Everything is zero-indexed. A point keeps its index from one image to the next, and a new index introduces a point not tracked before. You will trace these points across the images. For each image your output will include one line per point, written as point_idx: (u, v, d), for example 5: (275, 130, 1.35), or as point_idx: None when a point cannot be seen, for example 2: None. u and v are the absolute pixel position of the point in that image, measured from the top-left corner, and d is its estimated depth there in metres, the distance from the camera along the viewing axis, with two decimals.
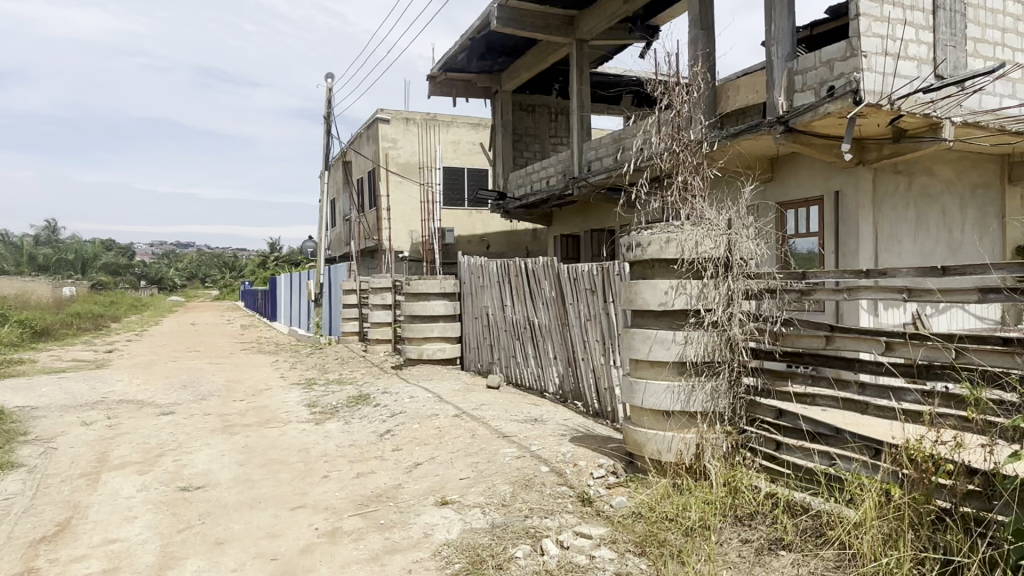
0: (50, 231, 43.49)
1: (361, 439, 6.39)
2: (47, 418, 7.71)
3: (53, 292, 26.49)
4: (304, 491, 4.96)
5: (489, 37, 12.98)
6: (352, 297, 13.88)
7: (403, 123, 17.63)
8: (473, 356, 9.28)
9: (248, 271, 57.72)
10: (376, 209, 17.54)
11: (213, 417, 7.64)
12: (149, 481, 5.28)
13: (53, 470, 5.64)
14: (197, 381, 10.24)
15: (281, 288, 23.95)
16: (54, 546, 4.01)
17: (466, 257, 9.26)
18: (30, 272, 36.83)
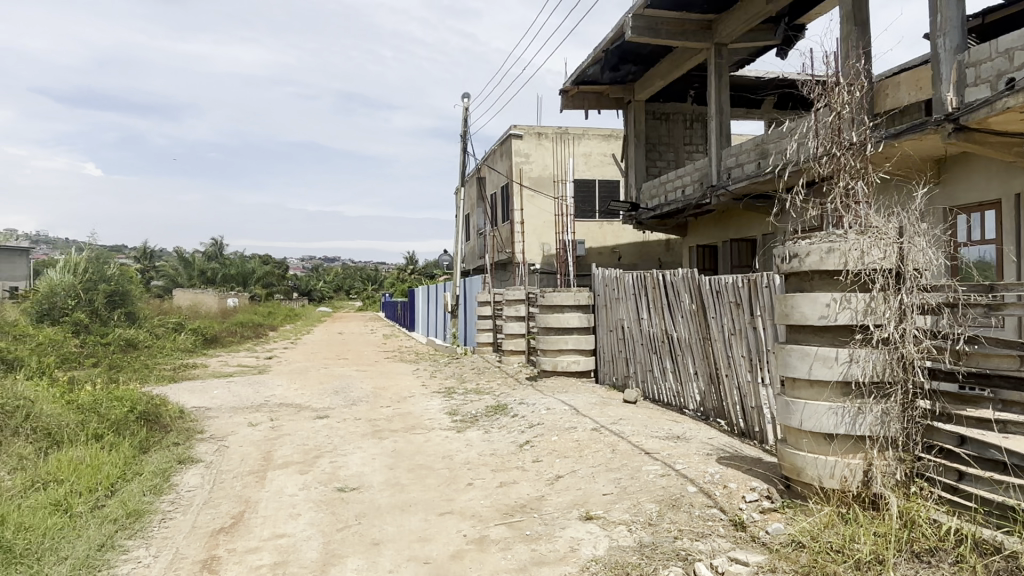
0: (217, 247, 48.03)
1: (502, 449, 6.48)
2: (220, 418, 8.47)
3: (220, 303, 29.14)
4: (451, 497, 5.10)
5: (623, 48, 12.88)
6: (488, 309, 14.18)
7: (536, 138, 17.85)
8: (608, 369, 9.16)
9: (388, 283, 60.74)
10: (510, 223, 17.86)
11: (362, 422, 8.06)
12: (310, 481, 5.64)
13: (227, 466, 6.17)
14: (346, 387, 10.87)
15: (419, 299, 24.92)
16: (231, 537, 4.37)
17: (601, 269, 9.16)
18: (201, 284, 40.74)
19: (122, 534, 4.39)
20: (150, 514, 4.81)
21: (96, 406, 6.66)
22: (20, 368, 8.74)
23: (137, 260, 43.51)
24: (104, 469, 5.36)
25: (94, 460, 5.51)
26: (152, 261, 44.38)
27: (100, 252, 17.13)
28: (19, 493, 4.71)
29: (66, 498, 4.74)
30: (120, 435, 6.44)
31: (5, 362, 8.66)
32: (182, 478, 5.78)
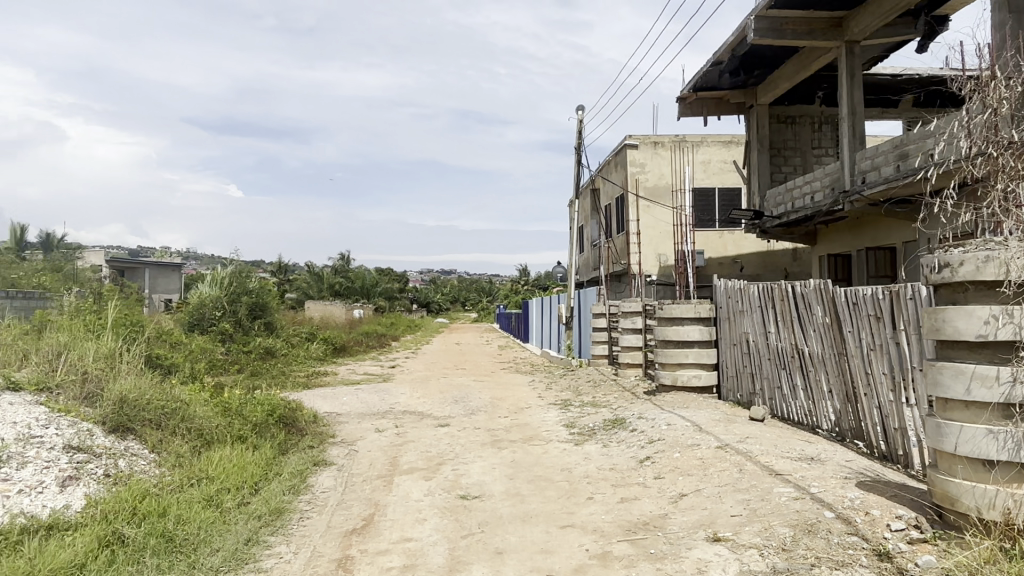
0: (343, 262, 50.67)
1: (622, 463, 6.39)
2: (349, 423, 8.91)
3: (347, 315, 30.69)
4: (572, 510, 5.08)
5: (744, 52, 12.43)
6: (603, 321, 14.06)
7: (652, 147, 17.53)
8: (732, 385, 8.82)
9: (503, 295, 61.58)
10: (626, 233, 17.66)
11: (481, 432, 8.20)
12: (434, 487, 5.81)
13: (357, 470, 6.47)
14: (465, 397, 11.12)
15: (534, 311, 25.07)
16: (363, 538, 4.58)
17: (724, 280, 8.85)
18: (329, 296, 43.07)
19: (265, 530, 4.71)
20: (289, 512, 5.13)
21: (241, 408, 7.19)
22: (177, 372, 9.60)
23: (273, 273, 46.72)
24: (249, 468, 5.77)
25: (241, 459, 5.95)
26: (286, 275, 47.51)
27: (243, 267, 18.53)
28: (178, 488, 5.15)
29: (217, 494, 5.14)
30: (262, 437, 6.92)
31: (164, 366, 9.53)
32: (317, 480, 6.13)
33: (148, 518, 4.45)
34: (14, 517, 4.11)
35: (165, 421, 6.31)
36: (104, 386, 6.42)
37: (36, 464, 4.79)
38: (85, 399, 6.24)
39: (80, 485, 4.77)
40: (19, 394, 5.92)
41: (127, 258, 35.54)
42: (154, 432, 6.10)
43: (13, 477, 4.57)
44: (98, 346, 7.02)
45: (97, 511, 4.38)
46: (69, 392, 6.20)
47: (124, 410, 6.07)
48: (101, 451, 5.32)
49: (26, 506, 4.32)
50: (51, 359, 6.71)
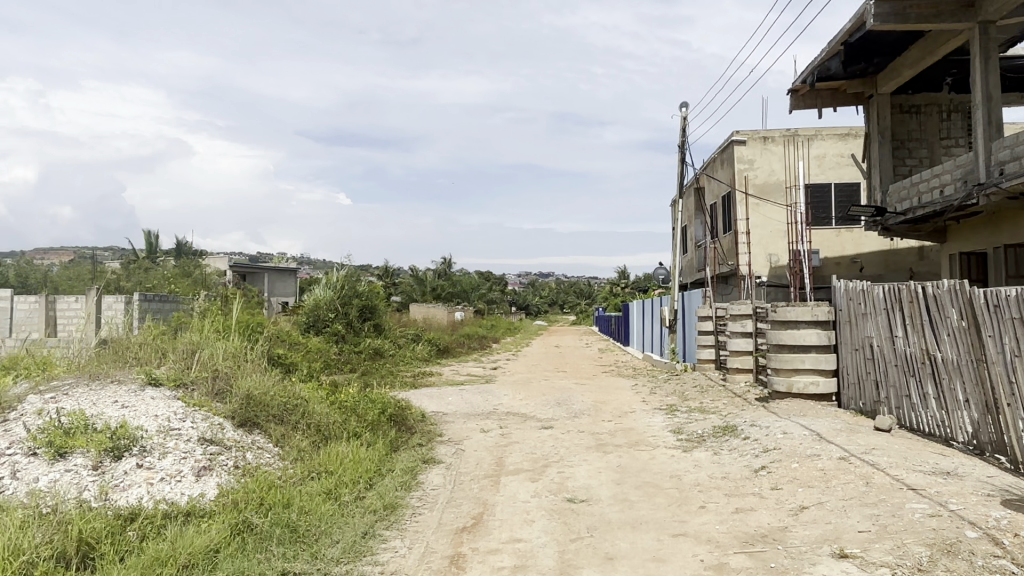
0: (445, 265, 51.86)
1: (735, 472, 6.15)
2: (455, 423, 9.09)
3: (449, 317, 31.35)
4: (683, 519, 4.93)
5: (863, 38, 11.69)
6: (709, 324, 13.62)
7: (761, 143, 16.83)
8: (853, 393, 8.30)
9: (602, 297, 60.95)
10: (733, 233, 17.05)
11: (586, 435, 8.13)
12: (540, 489, 5.81)
13: (464, 469, 6.57)
14: (569, 399, 11.09)
15: (635, 314, 24.66)
16: (473, 537, 4.63)
17: (844, 281, 8.36)
18: (432, 299, 44.15)
19: (380, 524, 4.86)
20: (402, 508, 5.27)
21: (355, 406, 7.47)
22: (296, 370, 10.14)
23: (380, 276, 48.45)
24: (364, 464, 5.99)
25: (356, 455, 6.19)
26: (392, 279, 49.15)
27: (353, 271, 19.33)
28: (299, 480, 5.42)
29: (336, 488, 5.36)
30: (375, 434, 7.17)
31: (283, 365, 10.05)
32: (427, 477, 6.28)
33: (274, 508, 4.70)
34: (158, 503, 4.45)
35: (287, 417, 6.66)
36: (232, 383, 6.86)
37: (175, 454, 5.16)
38: (217, 394, 6.69)
39: (213, 475, 5.10)
40: (159, 389, 6.42)
41: (249, 263, 37.96)
42: (277, 426, 6.46)
43: (155, 466, 4.96)
44: (226, 345, 7.50)
45: (229, 500, 4.67)
46: (202, 388, 6.67)
47: (251, 406, 6.46)
48: (231, 443, 5.68)
49: (168, 493, 4.67)
50: (186, 357, 7.24)
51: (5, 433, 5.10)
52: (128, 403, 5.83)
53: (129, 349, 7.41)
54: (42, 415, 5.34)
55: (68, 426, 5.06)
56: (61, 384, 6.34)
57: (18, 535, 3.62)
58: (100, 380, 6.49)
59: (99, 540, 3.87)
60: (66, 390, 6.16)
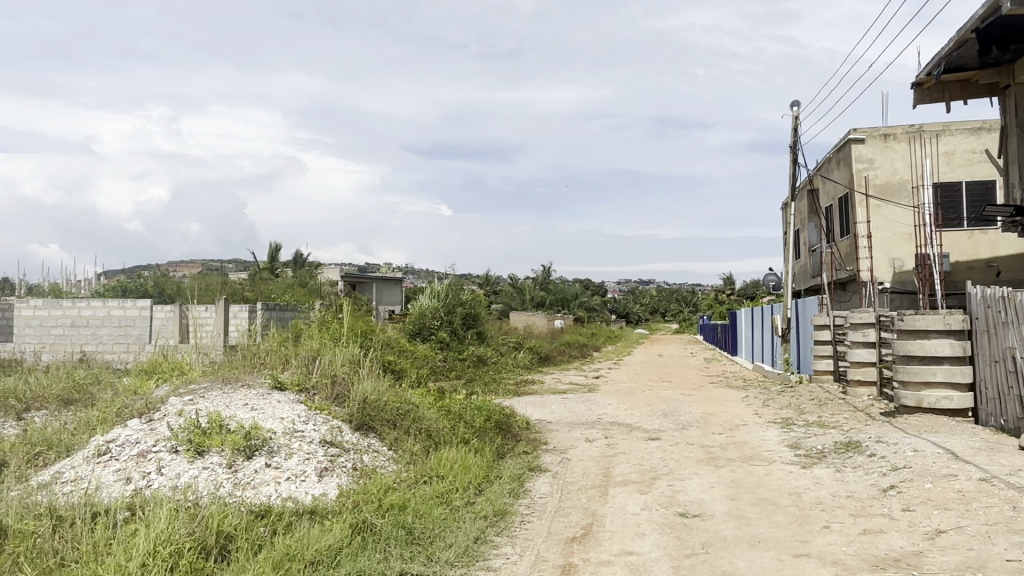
0: (545, 273, 52.10)
1: (860, 491, 5.78)
2: (560, 432, 9.07)
3: (549, 325, 31.40)
4: (805, 539, 4.69)
5: (997, 24, 10.78)
6: (826, 333, 12.91)
7: (882, 140, 15.80)
8: (993, 408, 7.64)
9: (705, 305, 59.21)
10: (851, 237, 16.13)
11: (696, 448, 7.90)
12: (651, 501, 5.70)
13: (571, 478, 6.55)
14: (676, 410, 10.81)
15: (743, 322, 23.76)
16: (584, 548, 4.60)
17: (982, 287, 7.71)
18: (531, 307, 44.40)
19: (491, 530, 4.93)
20: (512, 514, 5.32)
21: (463, 412, 7.63)
22: (405, 376, 10.46)
23: (481, 285, 49.24)
24: (473, 469, 6.10)
25: (466, 460, 6.29)
26: (493, 287, 49.89)
27: (457, 280, 19.74)
28: (413, 483, 5.58)
29: (447, 492, 5.48)
30: (482, 440, 7.28)
31: (394, 371, 10.39)
32: (535, 485, 6.31)
33: (391, 509, 4.87)
34: (286, 501, 4.71)
35: (400, 421, 6.89)
36: (350, 388, 7.17)
37: (300, 455, 5.45)
38: (336, 399, 7.02)
39: (334, 476, 5.33)
40: (285, 393, 6.80)
41: (358, 273, 39.61)
42: (391, 431, 6.71)
43: (282, 465, 5.25)
44: (343, 352, 7.86)
45: (349, 500, 4.87)
46: (323, 393, 7.01)
47: (368, 409, 6.74)
48: (349, 446, 5.94)
49: (294, 492, 4.94)
50: (307, 363, 7.63)
51: (152, 431, 5.56)
52: (257, 406, 6.21)
53: (256, 355, 7.90)
54: (183, 415, 5.79)
55: (205, 426, 5.45)
56: (198, 388, 6.85)
57: (167, 525, 3.93)
58: (232, 384, 6.95)
59: (235, 534, 4.15)
60: (202, 392, 6.64)
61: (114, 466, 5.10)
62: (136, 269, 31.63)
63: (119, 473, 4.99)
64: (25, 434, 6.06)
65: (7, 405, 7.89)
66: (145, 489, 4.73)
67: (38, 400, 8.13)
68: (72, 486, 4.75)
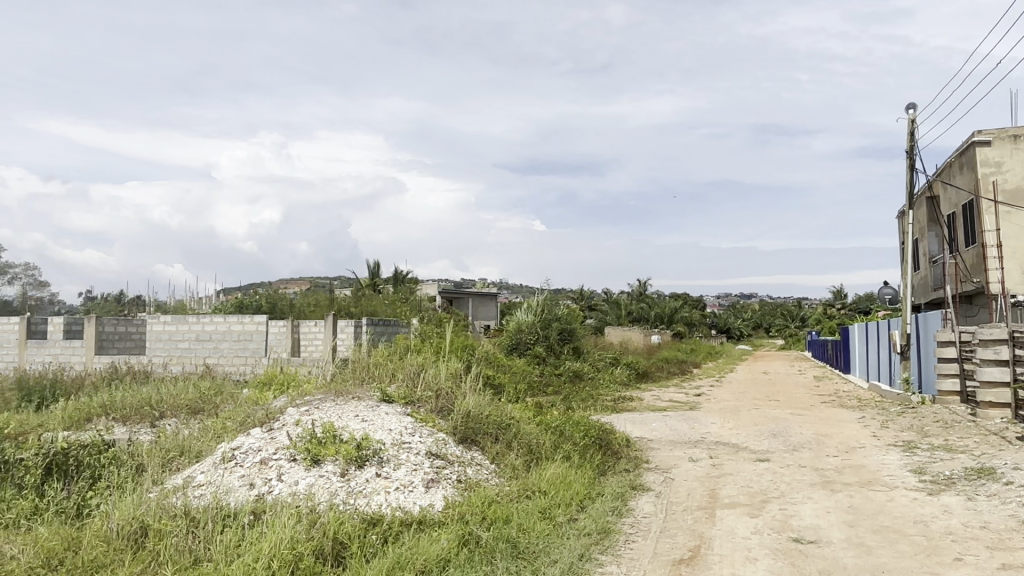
0: (641, 288, 51.40)
1: (997, 523, 5.33)
2: (662, 450, 8.88)
3: (646, 340, 30.87)
4: (935, 571, 4.37)
5: None
6: (952, 350, 12.00)
7: (1011, 142, 14.58)
8: None
9: (812, 320, 56.49)
10: (978, 246, 14.97)
11: (809, 471, 7.52)
12: (762, 526, 5.48)
13: (676, 498, 6.40)
14: (785, 431, 10.35)
15: (856, 338, 22.48)
16: (692, 570, 4.49)
17: None
18: (628, 321, 43.87)
19: (595, 548, 4.89)
20: (616, 533, 5.26)
21: (564, 428, 7.62)
22: (505, 392, 10.58)
23: (576, 299, 49.14)
24: (575, 486, 6.08)
25: (568, 477, 6.28)
26: (589, 301, 49.69)
27: (553, 295, 19.80)
28: (516, 498, 5.63)
29: (550, 508, 5.49)
30: (583, 456, 7.24)
31: (493, 386, 10.52)
32: (638, 504, 6.21)
33: (495, 523, 4.93)
34: (395, 511, 4.87)
35: (502, 436, 6.99)
36: (453, 402, 7.32)
37: (408, 466, 5.63)
38: (440, 411, 7.19)
39: (441, 487, 5.47)
40: (392, 405, 7.03)
41: (455, 289, 40.51)
42: (494, 445, 6.81)
43: (391, 475, 5.44)
44: (446, 366, 8.06)
45: (455, 512, 4.97)
46: (428, 405, 7.21)
47: (471, 423, 6.87)
48: (454, 458, 6.07)
49: (403, 502, 5.10)
50: (412, 376, 7.87)
51: (273, 440, 5.90)
52: (367, 417, 6.47)
53: (364, 369, 8.22)
54: (301, 425, 6.11)
55: (321, 437, 5.73)
56: (313, 399, 7.20)
57: (288, 530, 4.17)
58: (344, 396, 7.27)
59: (350, 541, 4.33)
60: (317, 403, 6.98)
61: (239, 472, 5.45)
62: (252, 286, 33.69)
63: (244, 479, 5.32)
64: (161, 440, 6.57)
65: (143, 412, 8.57)
66: (268, 495, 5.02)
67: (170, 408, 8.79)
68: (204, 489, 5.12)
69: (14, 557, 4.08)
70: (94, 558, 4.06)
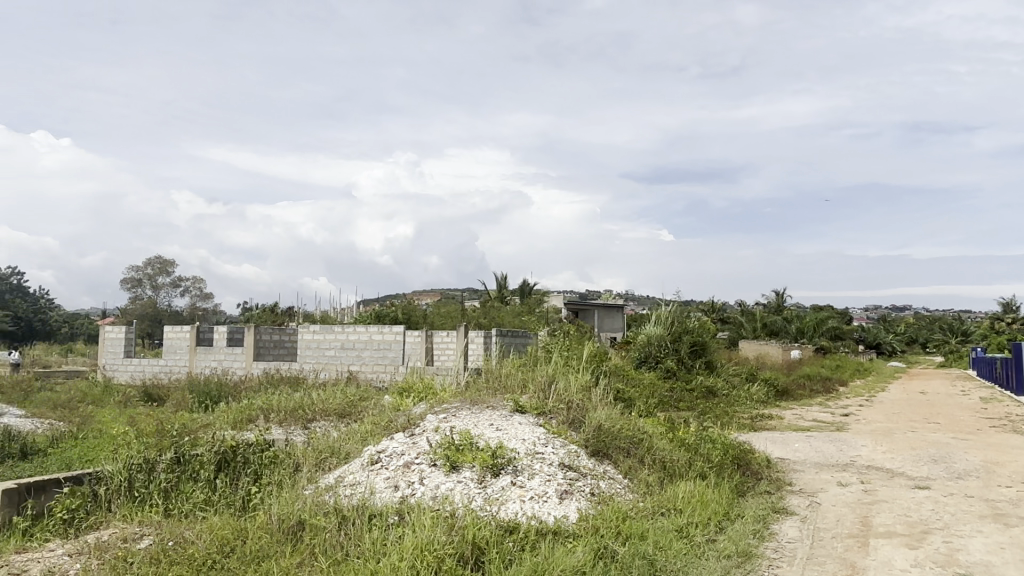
0: (779, 300, 48.99)
1: None
2: (807, 473, 8.39)
3: (785, 355, 29.27)
4: None
5: None
6: None
7: None
8: None
9: (976, 335, 51.21)
10: None
11: (977, 501, 6.82)
12: (923, 558, 5.05)
13: (823, 524, 6.03)
14: (948, 456, 9.46)
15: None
16: None
17: None
18: (764, 335, 41.89)
19: (737, 571, 4.71)
20: (758, 557, 5.03)
21: (699, 444, 7.41)
22: (636, 405, 10.44)
23: (708, 311, 47.59)
24: (712, 505, 5.89)
25: (704, 495, 6.09)
26: (721, 313, 48.00)
27: (683, 307, 19.27)
28: (651, 514, 5.53)
29: (687, 527, 5.36)
30: (721, 476, 7.00)
31: (623, 399, 10.42)
32: (781, 528, 5.90)
33: (631, 539, 4.87)
34: (531, 520, 4.96)
35: (635, 451, 6.91)
36: (585, 414, 7.31)
37: (541, 475, 5.70)
38: (571, 424, 7.20)
39: (574, 499, 5.48)
40: (525, 416, 7.14)
41: (582, 300, 40.45)
42: (627, 459, 6.74)
43: (526, 485, 5.53)
44: (578, 379, 8.07)
45: (590, 525, 4.98)
46: (559, 417, 7.24)
47: (604, 437, 6.84)
48: (587, 471, 6.07)
49: (538, 512, 5.18)
50: (544, 387, 7.95)
51: (414, 445, 6.18)
52: (502, 427, 6.62)
53: (497, 379, 8.40)
54: (439, 431, 6.36)
55: (458, 443, 5.93)
56: (450, 407, 7.45)
57: (431, 533, 4.33)
58: (479, 405, 7.47)
59: (488, 546, 4.44)
60: (453, 411, 7.23)
61: (385, 474, 5.75)
62: (389, 297, 35.41)
63: (389, 481, 5.62)
64: (313, 441, 7.06)
65: (297, 416, 9.25)
66: (410, 497, 5.28)
67: (319, 412, 9.42)
68: (353, 489, 5.45)
69: (193, 541, 4.53)
70: (259, 549, 4.43)
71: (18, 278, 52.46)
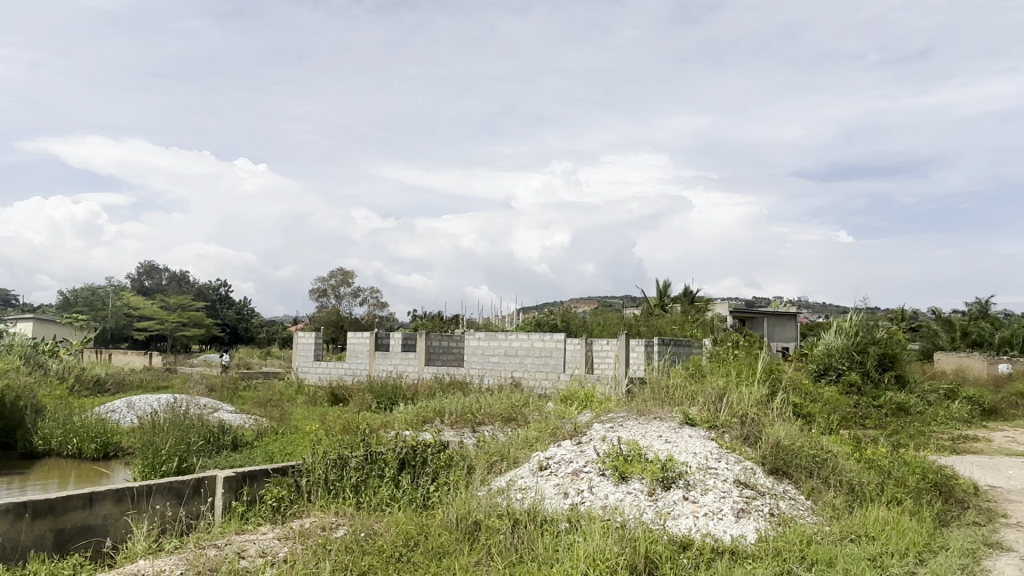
0: (983, 307, 43.69)
1: None
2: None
3: (989, 368, 25.96)
4: None
5: None
6: None
7: None
8: None
9: None
10: None
11: None
12: None
13: None
14: None
15: None
16: None
17: None
18: (964, 347, 37.58)
19: None
20: None
21: (893, 468, 6.78)
22: (815, 421, 9.79)
23: (896, 320, 43.49)
24: (910, 534, 5.36)
25: (900, 523, 5.57)
26: (911, 322, 43.67)
27: (868, 315, 17.71)
28: (839, 540, 5.15)
29: (881, 556, 4.92)
30: (919, 502, 6.36)
31: (800, 414, 9.81)
32: (995, 565, 5.24)
33: (817, 565, 4.56)
34: (706, 537, 4.81)
35: (817, 470, 6.46)
36: (760, 430, 6.96)
37: (715, 491, 5.50)
38: (745, 439, 6.87)
39: (752, 519, 5.23)
40: (695, 429, 6.93)
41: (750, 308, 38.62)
42: (809, 479, 6.33)
43: (699, 500, 5.38)
44: (751, 392, 7.69)
45: (770, 547, 4.74)
46: (732, 432, 6.95)
47: (782, 454, 6.47)
48: (764, 489, 5.77)
49: (712, 529, 5.03)
50: (714, 399, 7.66)
51: (582, 453, 6.24)
52: (671, 439, 6.49)
53: (664, 389, 8.23)
54: (607, 441, 6.35)
55: (627, 454, 5.90)
56: (617, 416, 7.43)
57: (603, 542, 4.35)
58: (646, 416, 7.36)
59: (662, 561, 4.36)
60: (620, 421, 7.19)
61: (554, 481, 5.85)
62: (551, 306, 36.05)
63: (559, 488, 5.71)
64: (485, 445, 7.34)
65: (468, 420, 9.66)
66: (580, 505, 5.33)
67: (489, 417, 9.77)
68: (524, 494, 5.59)
69: (382, 534, 4.89)
70: (441, 544, 4.69)
71: (225, 289, 59.39)
